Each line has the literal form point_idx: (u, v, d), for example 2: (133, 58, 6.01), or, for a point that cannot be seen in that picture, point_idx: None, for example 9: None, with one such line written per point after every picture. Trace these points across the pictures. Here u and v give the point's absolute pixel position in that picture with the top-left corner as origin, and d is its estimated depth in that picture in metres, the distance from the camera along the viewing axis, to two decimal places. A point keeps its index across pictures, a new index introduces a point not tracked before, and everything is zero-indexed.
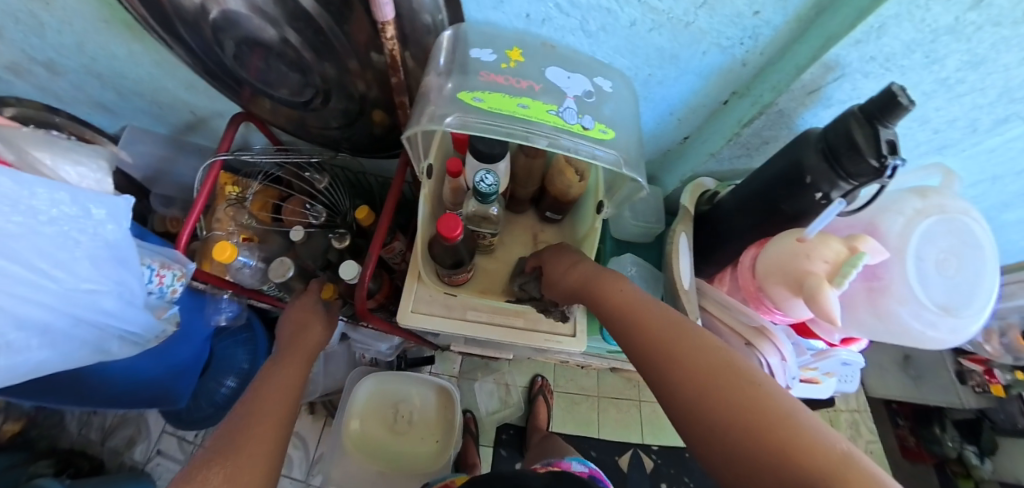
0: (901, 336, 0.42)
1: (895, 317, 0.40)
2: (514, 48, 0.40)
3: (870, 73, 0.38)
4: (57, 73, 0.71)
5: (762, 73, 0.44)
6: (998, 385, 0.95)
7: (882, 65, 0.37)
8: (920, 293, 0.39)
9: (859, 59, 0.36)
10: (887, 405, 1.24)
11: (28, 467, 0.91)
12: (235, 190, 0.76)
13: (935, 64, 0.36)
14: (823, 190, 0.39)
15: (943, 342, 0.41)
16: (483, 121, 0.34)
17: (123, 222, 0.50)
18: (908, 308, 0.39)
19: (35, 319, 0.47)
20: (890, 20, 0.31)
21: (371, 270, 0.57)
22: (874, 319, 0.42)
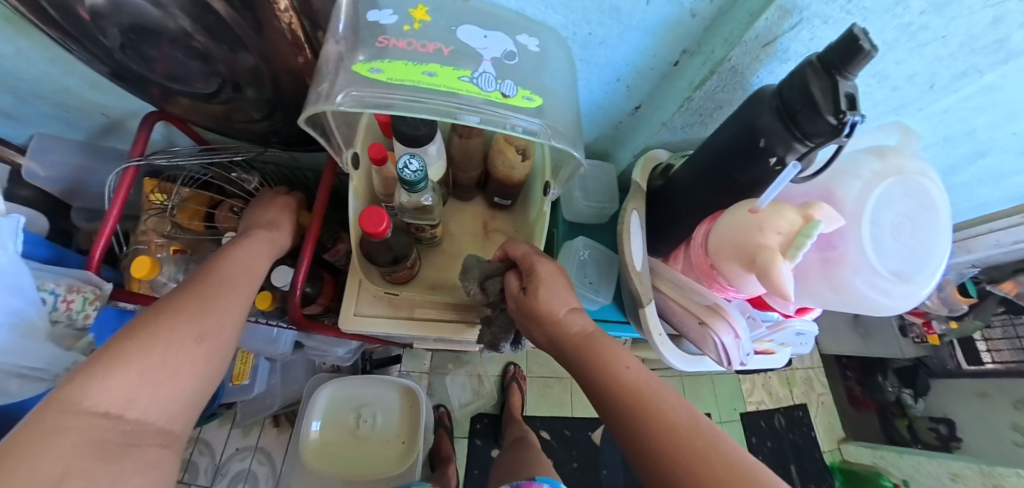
0: (855, 306, 0.41)
1: (849, 287, 0.38)
2: (417, 6, 0.35)
3: (830, 17, 0.34)
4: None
5: (713, 25, 0.40)
6: (934, 335, 1.06)
7: (843, 7, 0.33)
8: (874, 260, 0.37)
9: (817, 1, 0.33)
10: (838, 360, 1.27)
11: None
12: (160, 197, 0.67)
13: (899, 6, 0.33)
14: (779, 154, 0.36)
15: (897, 311, 0.40)
16: (380, 94, 0.30)
17: (12, 244, 0.46)
18: (862, 277, 0.37)
19: None
20: None
21: (304, 273, 0.51)
22: (829, 290, 0.40)
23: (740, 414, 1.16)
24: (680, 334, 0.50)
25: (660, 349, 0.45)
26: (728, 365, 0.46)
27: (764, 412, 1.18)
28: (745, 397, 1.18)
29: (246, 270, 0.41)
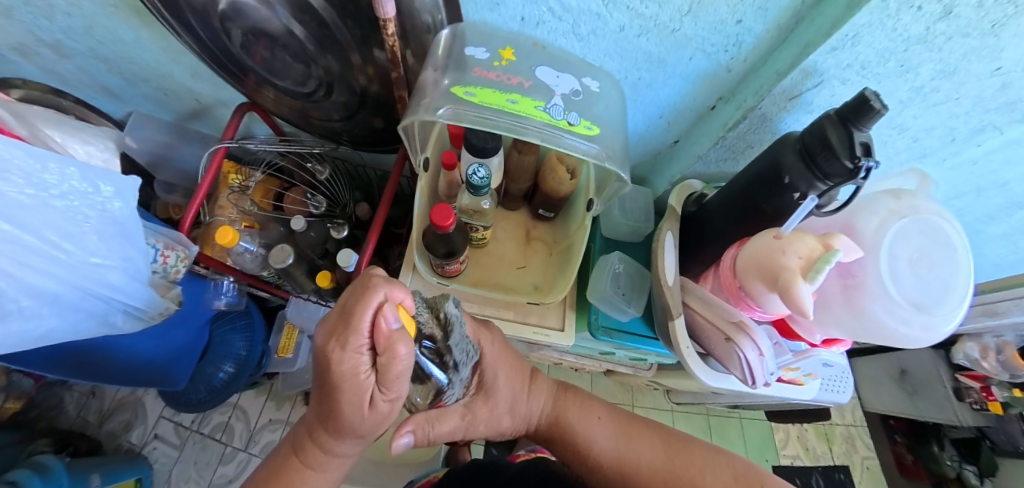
0: (875, 333, 0.43)
1: (869, 314, 0.41)
2: (506, 48, 0.42)
3: (847, 80, 0.40)
4: (64, 55, 0.73)
5: (745, 79, 0.47)
6: (997, 403, 0.94)
7: (859, 72, 0.39)
8: (892, 290, 0.40)
9: (836, 66, 0.38)
10: (885, 421, 1.23)
11: (27, 446, 0.92)
12: (238, 178, 0.79)
13: (909, 72, 0.38)
14: (801, 190, 0.41)
15: (919, 342, 0.42)
16: (474, 112, 0.36)
17: (130, 201, 0.54)
18: (881, 305, 0.41)
19: (45, 288, 0.49)
20: (863, 29, 0.33)
21: (368, 258, 0.61)
22: (849, 315, 0.43)
23: (773, 466, 1.15)
24: (707, 352, 0.54)
25: (689, 361, 0.49)
26: (753, 383, 0.49)
27: (800, 468, 1.16)
28: (778, 450, 1.18)
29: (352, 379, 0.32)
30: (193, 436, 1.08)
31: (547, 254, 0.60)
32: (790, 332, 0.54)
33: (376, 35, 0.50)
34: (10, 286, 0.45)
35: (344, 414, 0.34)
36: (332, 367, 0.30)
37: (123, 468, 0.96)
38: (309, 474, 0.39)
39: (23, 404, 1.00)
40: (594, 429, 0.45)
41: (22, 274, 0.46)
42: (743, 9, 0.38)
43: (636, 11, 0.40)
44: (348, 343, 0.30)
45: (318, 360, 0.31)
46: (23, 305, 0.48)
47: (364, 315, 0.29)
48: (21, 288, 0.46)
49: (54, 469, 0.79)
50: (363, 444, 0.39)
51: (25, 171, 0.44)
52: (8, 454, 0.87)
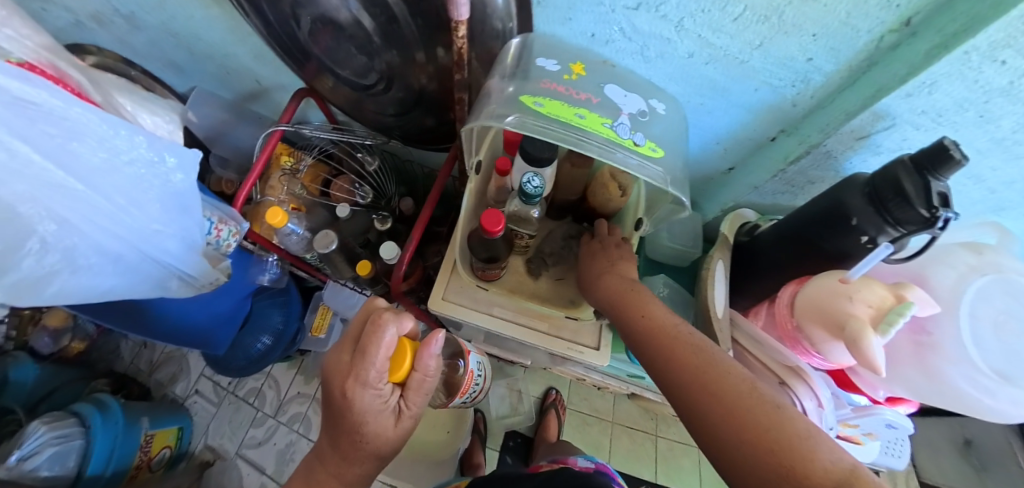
0: (953, 402, 0.40)
1: (943, 377, 0.39)
2: (577, 63, 0.43)
3: (920, 126, 0.40)
4: (136, 27, 0.78)
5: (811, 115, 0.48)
6: None
7: (934, 119, 0.38)
8: (975, 356, 0.37)
9: (909, 111, 0.38)
10: None
11: (90, 383, 1.06)
12: (290, 161, 0.82)
13: (989, 123, 0.37)
14: (870, 234, 0.39)
15: (1007, 414, 0.38)
16: (540, 123, 0.36)
17: (191, 173, 0.55)
18: (959, 371, 0.38)
19: (110, 248, 0.52)
20: (941, 78, 0.34)
21: (410, 254, 0.62)
22: (920, 376, 0.40)
23: None
24: None
25: None
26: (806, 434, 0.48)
27: None
28: None
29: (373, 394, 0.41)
30: (229, 397, 1.14)
31: None
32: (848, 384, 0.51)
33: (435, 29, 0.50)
34: (81, 243, 0.49)
35: (364, 425, 0.42)
36: (352, 399, 0.40)
37: (169, 415, 1.04)
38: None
39: (86, 346, 1.12)
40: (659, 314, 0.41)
41: (93, 234, 0.49)
42: (814, 48, 0.39)
43: (706, 40, 0.42)
44: (365, 379, 0.40)
45: (337, 394, 0.41)
46: (91, 261, 0.51)
47: (376, 352, 0.39)
48: (92, 246, 0.50)
49: (112, 405, 0.88)
50: (379, 462, 0.47)
51: (100, 136, 0.45)
52: (72, 390, 1.00)
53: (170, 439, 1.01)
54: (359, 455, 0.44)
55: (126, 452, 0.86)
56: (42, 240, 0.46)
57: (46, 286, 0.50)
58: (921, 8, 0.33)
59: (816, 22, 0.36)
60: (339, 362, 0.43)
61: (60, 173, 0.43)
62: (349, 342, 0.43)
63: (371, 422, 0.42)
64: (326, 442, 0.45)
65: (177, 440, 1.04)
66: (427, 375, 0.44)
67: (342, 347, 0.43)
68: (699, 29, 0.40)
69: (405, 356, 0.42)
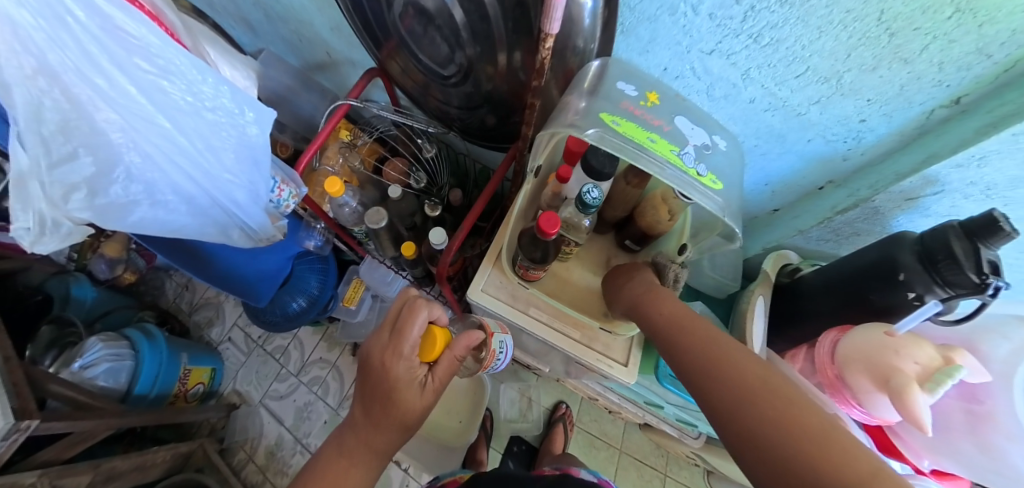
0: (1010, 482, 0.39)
1: (1002, 454, 0.38)
2: (652, 91, 0.46)
3: (970, 196, 0.42)
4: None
5: (861, 171, 0.50)
6: None
7: (983, 191, 0.41)
8: None
9: (959, 181, 0.41)
10: None
11: (138, 312, 1.16)
12: (348, 136, 0.86)
13: None
14: (917, 291, 0.40)
15: None
16: (618, 139, 0.39)
17: (265, 129, 0.58)
18: (1018, 447, 0.37)
19: (185, 189, 0.58)
20: (992, 154, 0.36)
21: (458, 242, 0.65)
22: (977, 451, 0.40)
23: None
24: None
25: None
26: None
27: None
28: None
29: (410, 368, 0.45)
30: (258, 349, 1.20)
31: None
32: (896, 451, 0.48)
33: (513, 34, 0.54)
34: (160, 179, 0.55)
35: (398, 400, 0.45)
36: (387, 368, 0.45)
37: (206, 355, 1.13)
38: (353, 471, 0.46)
39: (137, 278, 1.21)
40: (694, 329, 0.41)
41: (173, 172, 0.55)
42: (870, 110, 0.42)
43: (771, 89, 0.45)
44: (400, 351, 0.45)
45: (374, 363, 0.46)
46: (167, 199, 0.58)
47: (411, 330, 0.46)
48: (169, 184, 0.56)
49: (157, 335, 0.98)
50: (404, 437, 0.48)
51: (189, 81, 0.49)
52: (121, 316, 1.11)
53: (204, 377, 1.09)
54: (387, 431, 0.46)
55: (168, 377, 0.97)
56: (127, 171, 0.51)
57: (130, 214, 0.55)
58: (973, 90, 0.37)
59: (874, 88, 0.40)
60: (379, 338, 0.47)
61: (150, 108, 0.48)
62: (389, 322, 0.48)
63: (405, 398, 0.45)
64: (356, 416, 0.48)
65: (210, 379, 1.13)
66: (457, 359, 0.48)
67: (381, 327, 0.48)
68: (765, 80, 0.44)
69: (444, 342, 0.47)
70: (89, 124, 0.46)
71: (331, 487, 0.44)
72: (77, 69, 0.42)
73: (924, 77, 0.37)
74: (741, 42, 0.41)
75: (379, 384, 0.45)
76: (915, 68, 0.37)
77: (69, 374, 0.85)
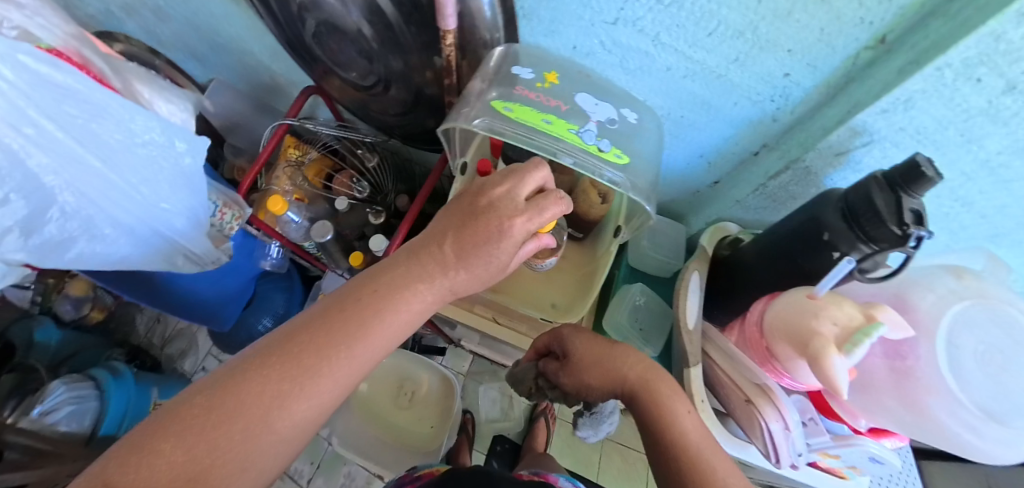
0: (934, 436, 0.38)
1: (926, 409, 0.37)
2: (550, 72, 0.44)
3: (899, 143, 0.38)
4: (164, 18, 0.85)
5: (792, 130, 0.46)
6: None
7: (913, 136, 0.36)
8: (957, 389, 0.35)
9: (887, 127, 0.36)
10: None
11: (105, 350, 1.14)
12: (296, 153, 0.83)
13: (973, 143, 0.35)
14: (841, 249, 0.37)
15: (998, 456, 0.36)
16: (512, 127, 0.37)
17: (199, 158, 0.57)
18: (940, 402, 0.36)
19: (122, 221, 0.55)
20: (917, 95, 0.32)
21: (396, 245, 0.64)
22: (902, 408, 0.38)
23: None
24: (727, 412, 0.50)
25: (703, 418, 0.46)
26: (777, 462, 0.44)
27: None
28: None
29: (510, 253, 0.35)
30: None
31: (570, 275, 0.61)
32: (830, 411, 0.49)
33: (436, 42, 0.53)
34: (97, 214, 0.52)
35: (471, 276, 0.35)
36: (506, 226, 0.34)
37: (175, 383, 1.11)
38: (359, 350, 0.31)
39: (105, 315, 1.20)
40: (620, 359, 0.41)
41: (107, 207, 0.52)
42: (793, 64, 0.38)
43: (684, 53, 0.40)
44: (533, 219, 0.34)
45: (494, 205, 0.34)
46: (105, 232, 0.55)
47: (554, 206, 0.35)
48: (110, 220, 0.54)
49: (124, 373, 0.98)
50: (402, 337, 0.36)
51: (118, 118, 0.48)
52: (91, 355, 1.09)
53: None
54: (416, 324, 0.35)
55: (139, 412, 0.96)
56: (62, 210, 0.49)
57: (67, 251, 0.53)
58: (895, 26, 0.31)
59: (793, 38, 0.35)
60: (509, 184, 0.36)
61: (79, 149, 0.46)
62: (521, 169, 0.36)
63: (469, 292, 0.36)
64: (403, 268, 0.34)
65: None
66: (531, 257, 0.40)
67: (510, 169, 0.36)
68: (676, 43, 0.39)
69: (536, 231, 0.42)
70: (22, 171, 0.43)
71: (334, 351, 0.30)
72: (5, 121, 0.40)
73: (845, 16, 0.31)
74: (642, 5, 0.36)
75: (486, 238, 0.34)
76: (834, 7, 0.31)
77: (27, 422, 0.81)
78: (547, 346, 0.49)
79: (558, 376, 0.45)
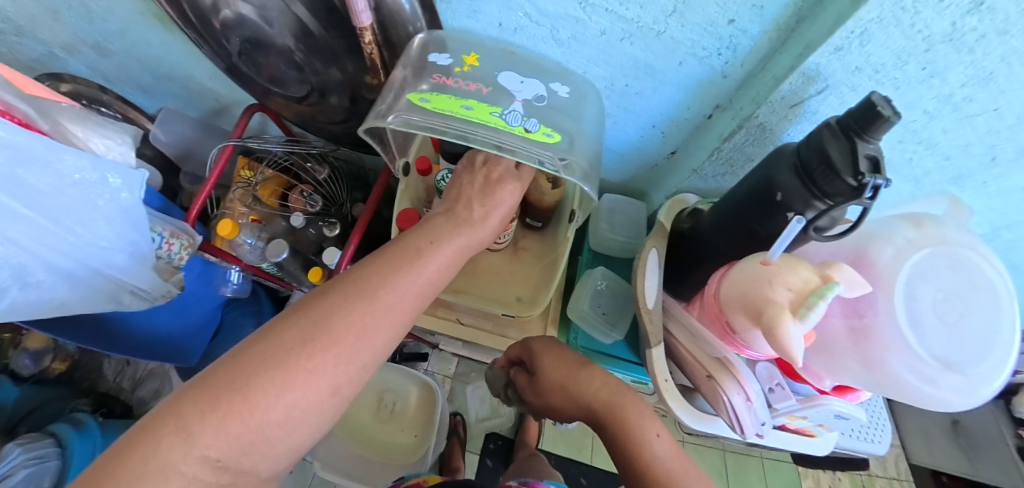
0: (898, 391, 0.37)
1: (886, 367, 0.36)
2: (470, 54, 0.41)
3: (857, 85, 0.35)
4: (105, 55, 0.81)
5: (743, 86, 0.42)
6: None
7: (873, 76, 0.34)
8: (915, 344, 0.34)
9: (843, 69, 0.34)
10: (936, 478, 1.11)
11: (71, 402, 1.08)
12: (248, 174, 0.80)
13: (935, 77, 0.33)
14: (797, 209, 0.36)
15: (953, 406, 0.36)
16: (425, 119, 0.35)
17: (137, 192, 0.55)
18: (899, 358, 0.35)
19: (58, 265, 0.52)
20: (873, 24, 0.29)
21: (350, 256, 0.61)
22: (862, 367, 0.38)
23: None
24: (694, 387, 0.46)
25: (666, 397, 0.43)
26: (742, 434, 0.42)
27: None
28: None
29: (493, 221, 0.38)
30: None
31: (534, 267, 0.59)
32: (796, 374, 0.47)
33: None
34: (30, 261, 0.49)
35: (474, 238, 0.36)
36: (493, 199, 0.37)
37: None
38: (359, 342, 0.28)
39: (70, 365, 1.15)
40: (583, 382, 0.41)
41: (36, 252, 0.49)
42: (735, 9, 0.34)
43: (618, 13, 0.36)
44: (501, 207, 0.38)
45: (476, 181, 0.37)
46: (39, 278, 0.51)
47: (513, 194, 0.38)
48: (41, 264, 0.50)
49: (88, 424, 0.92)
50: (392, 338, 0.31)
51: (43, 160, 0.46)
52: (51, 410, 1.03)
53: None
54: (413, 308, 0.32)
55: None
56: None
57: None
58: None
59: None
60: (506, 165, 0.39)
61: (3, 197, 0.43)
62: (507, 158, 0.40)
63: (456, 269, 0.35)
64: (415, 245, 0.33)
65: None
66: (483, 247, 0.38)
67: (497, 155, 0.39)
68: (604, 1, 0.35)
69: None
70: None
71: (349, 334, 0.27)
72: None
73: None
74: None
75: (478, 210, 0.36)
76: None
77: None
78: (519, 357, 0.51)
79: (528, 391, 0.48)
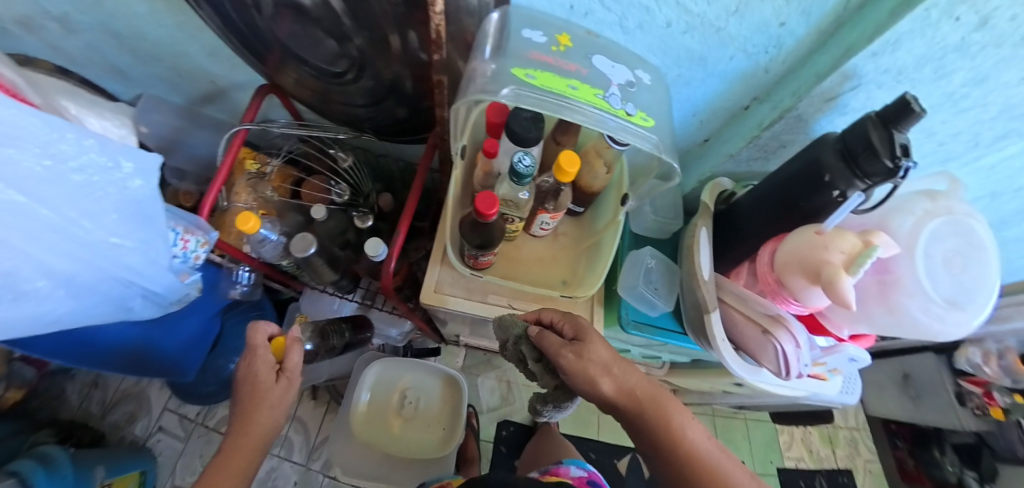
0: (909, 330, 0.44)
1: (903, 311, 0.42)
2: (563, 34, 0.44)
3: (883, 84, 0.41)
4: (78, 32, 0.73)
5: (783, 80, 0.48)
6: (997, 408, 0.98)
7: (896, 77, 0.40)
8: (929, 288, 0.41)
9: (874, 70, 0.40)
10: (886, 426, 1.26)
11: (32, 435, 0.95)
12: (256, 164, 0.76)
13: (943, 79, 0.40)
14: (841, 188, 0.41)
15: (951, 337, 0.43)
16: (534, 94, 0.37)
17: (151, 179, 0.50)
18: (917, 302, 0.41)
19: (59, 268, 0.45)
20: (905, 35, 0.35)
21: (396, 249, 0.59)
22: (885, 312, 0.44)
23: (777, 467, 1.21)
24: (739, 345, 0.53)
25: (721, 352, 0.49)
26: (787, 376, 0.48)
27: (802, 470, 1.21)
28: (783, 452, 1.22)
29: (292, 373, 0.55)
30: (198, 429, 1.13)
31: (573, 250, 0.62)
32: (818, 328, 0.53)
33: (415, 16, 0.49)
34: (23, 264, 0.42)
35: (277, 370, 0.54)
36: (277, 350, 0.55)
37: (128, 461, 1.00)
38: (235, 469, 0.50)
39: (25, 393, 1.02)
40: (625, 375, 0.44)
41: (33, 250, 0.42)
42: (787, 11, 0.38)
43: (685, 7, 0.40)
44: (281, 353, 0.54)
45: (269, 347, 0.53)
46: (37, 285, 0.44)
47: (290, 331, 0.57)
48: (38, 268, 0.43)
49: (58, 460, 0.83)
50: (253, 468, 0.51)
51: (42, 140, 0.39)
52: (13, 443, 0.89)
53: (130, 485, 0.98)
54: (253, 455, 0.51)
55: None
56: None
57: None
58: None
59: None
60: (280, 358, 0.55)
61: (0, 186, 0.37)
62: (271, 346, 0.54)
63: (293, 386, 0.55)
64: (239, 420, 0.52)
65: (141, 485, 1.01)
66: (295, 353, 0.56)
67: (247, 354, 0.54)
68: None
69: (559, 179, 0.47)
70: None
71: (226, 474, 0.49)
72: None
73: None
74: None
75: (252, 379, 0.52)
76: None
77: None
78: (554, 323, 0.51)
79: (561, 349, 0.46)
